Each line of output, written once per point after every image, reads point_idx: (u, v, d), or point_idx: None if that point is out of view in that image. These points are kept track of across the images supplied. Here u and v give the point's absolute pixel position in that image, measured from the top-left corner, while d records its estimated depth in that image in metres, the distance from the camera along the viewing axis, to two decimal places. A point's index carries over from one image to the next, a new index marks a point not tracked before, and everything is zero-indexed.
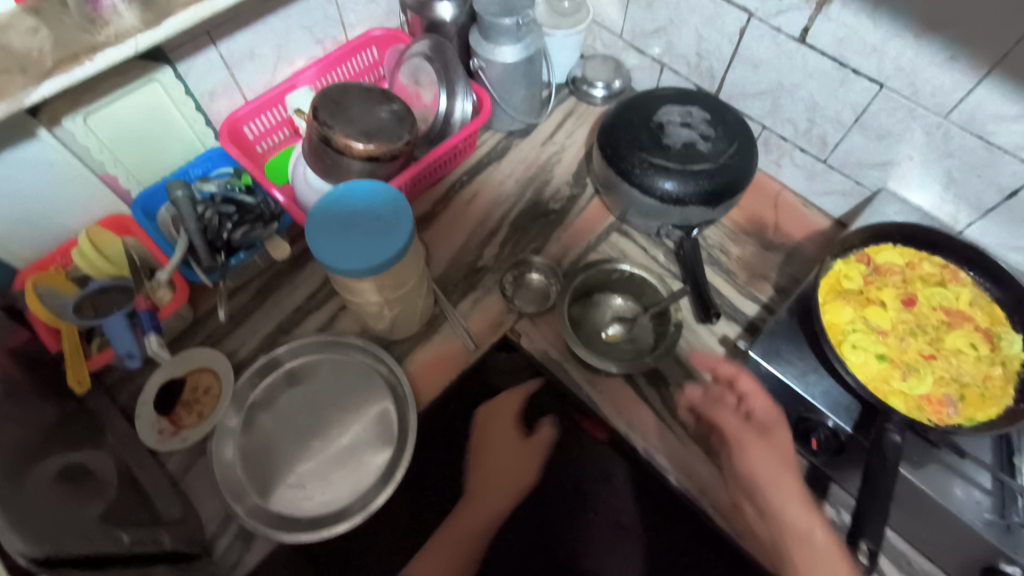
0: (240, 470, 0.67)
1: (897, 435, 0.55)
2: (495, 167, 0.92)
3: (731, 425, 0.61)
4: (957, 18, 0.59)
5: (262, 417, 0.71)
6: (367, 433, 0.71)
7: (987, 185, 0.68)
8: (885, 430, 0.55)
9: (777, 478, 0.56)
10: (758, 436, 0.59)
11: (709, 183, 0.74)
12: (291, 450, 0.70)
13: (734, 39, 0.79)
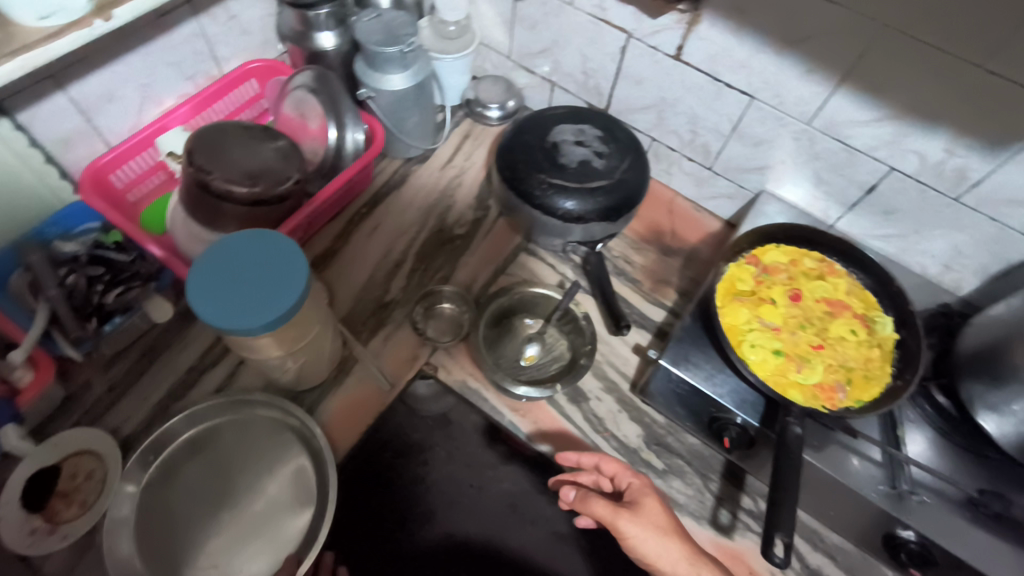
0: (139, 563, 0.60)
1: (797, 426, 0.58)
2: (395, 196, 0.90)
3: (602, 514, 0.62)
4: (807, 36, 0.64)
5: (163, 495, 0.64)
6: (283, 494, 0.66)
7: (850, 182, 0.75)
8: (787, 423, 0.58)
9: (666, 558, 0.59)
10: (631, 513, 0.61)
11: (606, 198, 0.76)
12: (199, 527, 0.63)
13: (616, 58, 0.82)
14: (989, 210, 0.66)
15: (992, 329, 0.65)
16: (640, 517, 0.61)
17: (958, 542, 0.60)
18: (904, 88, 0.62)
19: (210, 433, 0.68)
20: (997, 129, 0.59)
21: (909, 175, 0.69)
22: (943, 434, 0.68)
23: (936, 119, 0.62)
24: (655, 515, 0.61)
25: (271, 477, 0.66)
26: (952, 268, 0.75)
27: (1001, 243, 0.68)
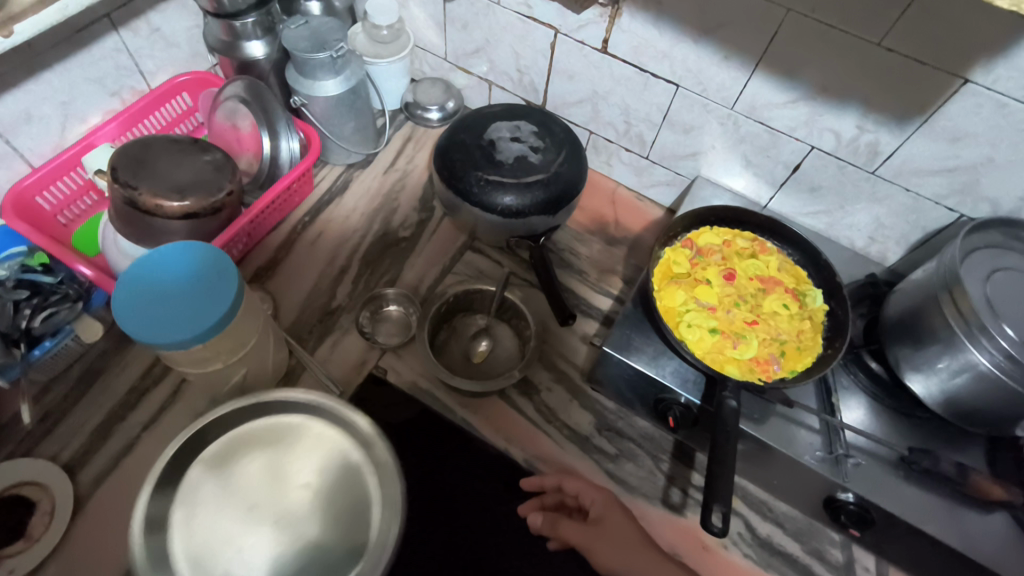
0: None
1: (733, 400, 0.60)
2: (338, 202, 0.90)
3: (572, 537, 0.67)
4: (721, 24, 0.67)
5: (204, 496, 0.50)
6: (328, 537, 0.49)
7: (776, 163, 0.77)
8: (723, 397, 0.60)
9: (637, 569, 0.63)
10: (591, 534, 0.66)
11: (544, 192, 0.77)
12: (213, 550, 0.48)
13: (547, 54, 0.83)
14: (903, 181, 0.69)
15: (911, 295, 0.68)
16: (597, 535, 0.65)
17: (893, 499, 0.63)
18: (813, 69, 0.65)
19: (230, 446, 0.52)
20: (900, 103, 0.63)
21: (828, 153, 0.72)
22: (875, 398, 0.71)
23: (845, 98, 0.65)
24: (613, 529, 0.65)
25: (296, 503, 0.50)
26: (877, 239, 0.78)
27: (916, 212, 0.72)
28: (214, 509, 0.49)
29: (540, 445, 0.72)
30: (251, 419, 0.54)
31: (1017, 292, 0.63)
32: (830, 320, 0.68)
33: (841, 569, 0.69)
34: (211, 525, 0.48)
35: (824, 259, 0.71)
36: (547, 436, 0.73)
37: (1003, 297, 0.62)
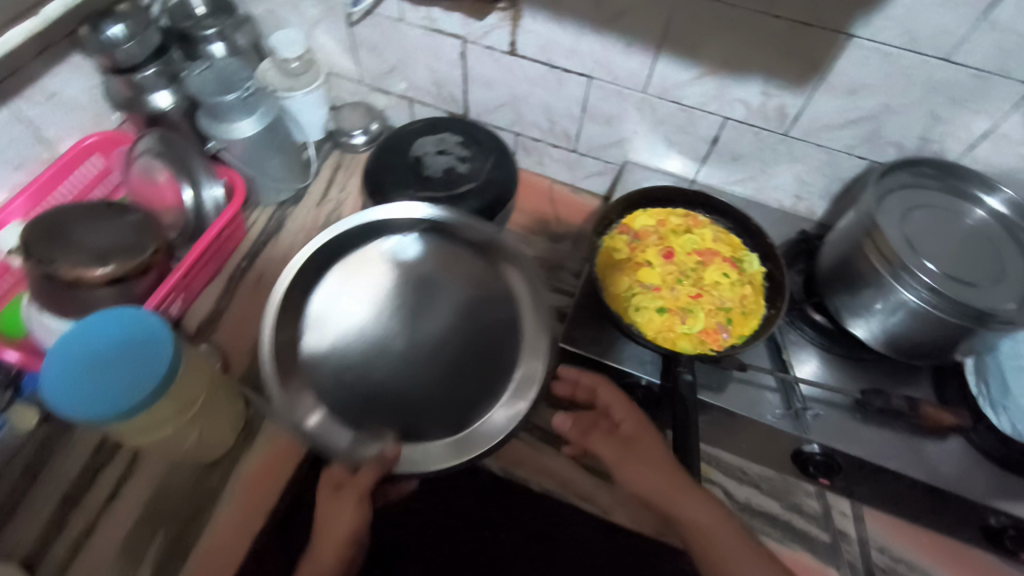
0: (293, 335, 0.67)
1: (688, 373, 0.61)
2: (275, 241, 0.88)
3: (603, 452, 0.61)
4: (618, 13, 0.68)
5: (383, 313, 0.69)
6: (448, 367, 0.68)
7: (696, 138, 0.80)
8: (679, 373, 0.61)
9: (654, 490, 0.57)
10: (622, 452, 0.60)
11: (472, 256, 0.74)
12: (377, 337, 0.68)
13: (460, 64, 0.83)
14: (814, 138, 0.72)
15: (840, 244, 0.71)
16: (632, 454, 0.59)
17: (854, 442, 0.66)
18: (711, 45, 0.67)
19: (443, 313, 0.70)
20: (796, 65, 0.65)
21: (742, 121, 0.74)
22: (823, 347, 0.74)
23: (746, 67, 0.68)
24: (648, 450, 0.59)
25: (440, 357, 0.68)
26: (802, 197, 0.81)
27: (832, 166, 0.75)
28: (358, 292, 0.70)
29: (513, 450, 0.72)
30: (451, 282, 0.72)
31: (932, 226, 0.66)
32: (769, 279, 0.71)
33: (820, 518, 0.71)
34: (356, 302, 0.70)
35: (755, 225, 0.73)
36: (520, 440, 0.73)
37: (921, 233, 0.65)
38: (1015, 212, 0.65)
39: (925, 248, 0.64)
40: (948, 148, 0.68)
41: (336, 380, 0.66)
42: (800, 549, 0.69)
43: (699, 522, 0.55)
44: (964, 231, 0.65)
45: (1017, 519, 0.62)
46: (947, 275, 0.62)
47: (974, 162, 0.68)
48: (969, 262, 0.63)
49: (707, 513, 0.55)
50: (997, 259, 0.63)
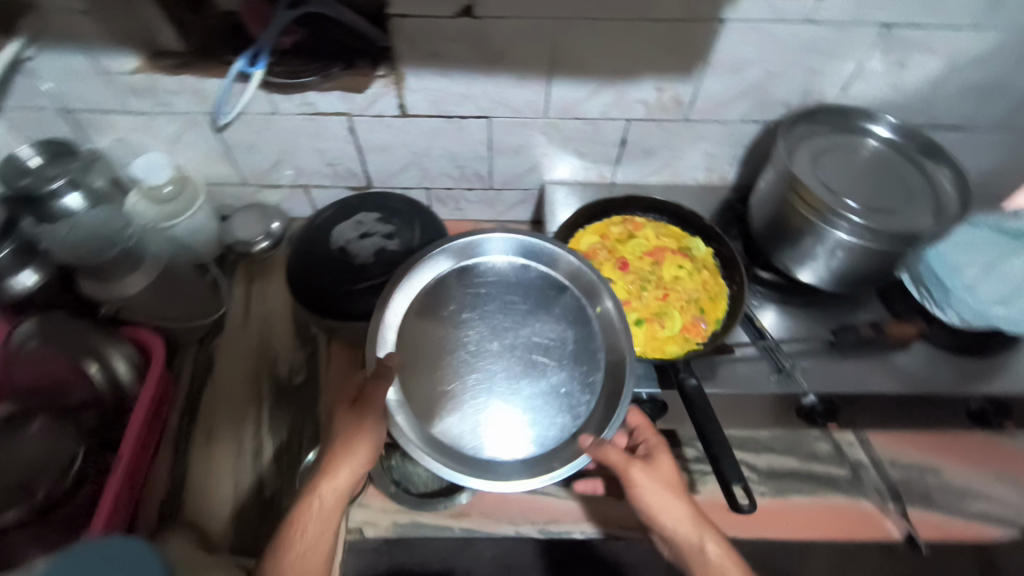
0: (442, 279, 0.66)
1: (692, 378, 0.62)
2: (213, 383, 0.79)
3: (615, 461, 0.57)
4: (503, 52, 0.66)
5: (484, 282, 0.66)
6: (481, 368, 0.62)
7: (606, 144, 0.81)
8: (683, 379, 0.62)
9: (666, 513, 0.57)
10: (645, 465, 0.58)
11: (563, 300, 0.67)
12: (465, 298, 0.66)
13: (350, 139, 0.78)
14: (712, 116, 0.76)
15: (767, 204, 0.74)
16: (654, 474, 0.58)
17: (843, 381, 0.70)
18: (599, 59, 0.68)
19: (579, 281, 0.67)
20: (681, 58, 0.68)
21: (644, 119, 0.76)
22: (782, 301, 0.78)
23: (637, 70, 0.69)
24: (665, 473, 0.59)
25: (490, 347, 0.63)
26: (715, 168, 0.85)
27: (734, 135, 0.79)
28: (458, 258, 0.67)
29: (545, 508, 0.70)
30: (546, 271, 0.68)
31: (840, 166, 0.71)
32: (720, 258, 0.74)
33: (835, 457, 0.75)
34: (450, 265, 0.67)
35: (690, 213, 0.76)
36: (547, 495, 0.71)
37: (833, 175, 0.70)
38: (902, 134, 0.72)
39: (842, 187, 0.69)
40: (829, 93, 0.73)
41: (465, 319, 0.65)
42: (831, 493, 0.73)
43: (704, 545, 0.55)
44: (867, 164, 0.71)
45: (992, 398, 0.70)
46: (869, 208, 0.67)
47: (850, 99, 0.74)
48: (882, 190, 0.68)
49: (712, 539, 0.56)
50: (903, 182, 0.69)
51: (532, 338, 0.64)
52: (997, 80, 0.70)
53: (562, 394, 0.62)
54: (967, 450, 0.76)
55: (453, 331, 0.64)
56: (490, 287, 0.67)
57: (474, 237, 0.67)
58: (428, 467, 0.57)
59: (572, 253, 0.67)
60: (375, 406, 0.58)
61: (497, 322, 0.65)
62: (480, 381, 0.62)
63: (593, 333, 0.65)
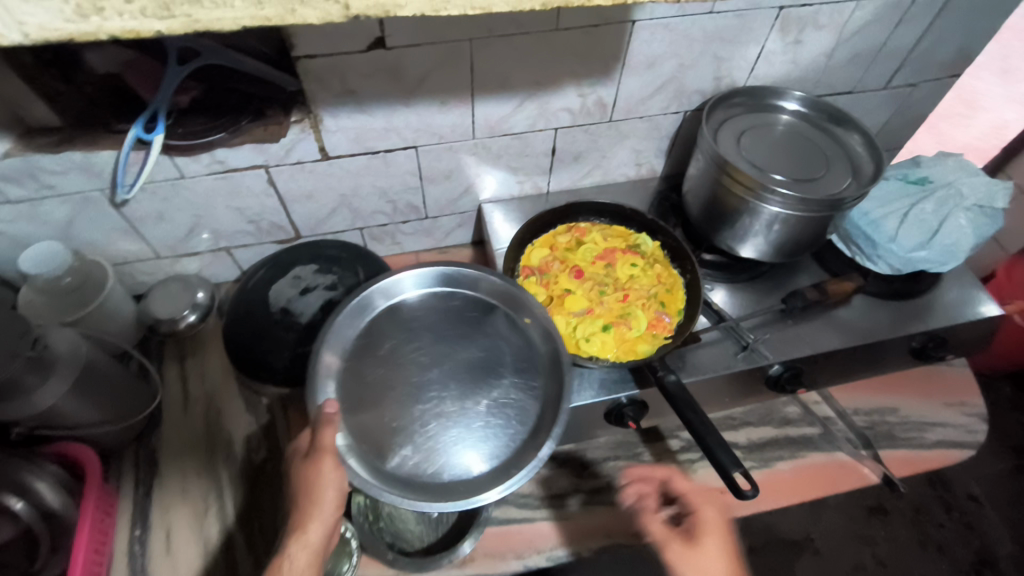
0: (363, 326, 0.66)
1: (669, 373, 0.61)
2: (163, 483, 0.71)
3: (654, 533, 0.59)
4: (422, 80, 0.64)
5: (411, 321, 0.67)
6: (431, 401, 0.62)
7: (536, 156, 0.80)
8: (661, 377, 0.61)
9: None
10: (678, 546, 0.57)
11: (493, 319, 0.68)
12: (395, 337, 0.66)
13: (271, 192, 0.73)
14: (634, 113, 0.77)
15: (701, 190, 0.76)
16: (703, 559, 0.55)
17: (801, 345, 0.72)
18: (521, 75, 0.67)
19: (499, 290, 0.69)
20: (599, 62, 0.68)
21: (570, 126, 0.76)
22: (731, 279, 0.80)
23: (558, 80, 0.69)
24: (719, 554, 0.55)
25: (433, 379, 0.63)
26: (643, 162, 0.87)
27: (656, 129, 0.81)
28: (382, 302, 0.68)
29: (548, 533, 0.68)
30: (465, 295, 0.70)
31: (759, 144, 0.74)
32: (666, 248, 0.76)
33: (805, 417, 0.79)
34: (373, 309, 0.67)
35: (632, 211, 0.78)
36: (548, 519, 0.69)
37: (755, 152, 0.73)
38: (809, 106, 0.77)
39: (765, 163, 0.72)
40: (737, 76, 0.77)
41: (400, 360, 0.64)
42: (810, 452, 0.76)
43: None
44: (783, 139, 0.74)
45: (930, 333, 0.75)
46: (794, 178, 0.70)
47: (756, 80, 0.78)
48: (798, 159, 0.72)
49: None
50: (816, 150, 0.73)
51: (467, 360, 0.65)
52: (878, 45, 0.76)
53: (508, 405, 0.63)
54: (915, 385, 0.82)
55: (388, 368, 0.64)
56: (417, 321, 0.67)
57: (388, 279, 0.68)
58: (392, 503, 0.54)
59: (488, 272, 0.69)
60: (328, 453, 0.55)
61: (429, 351, 0.65)
62: (424, 410, 0.61)
63: (528, 343, 0.67)
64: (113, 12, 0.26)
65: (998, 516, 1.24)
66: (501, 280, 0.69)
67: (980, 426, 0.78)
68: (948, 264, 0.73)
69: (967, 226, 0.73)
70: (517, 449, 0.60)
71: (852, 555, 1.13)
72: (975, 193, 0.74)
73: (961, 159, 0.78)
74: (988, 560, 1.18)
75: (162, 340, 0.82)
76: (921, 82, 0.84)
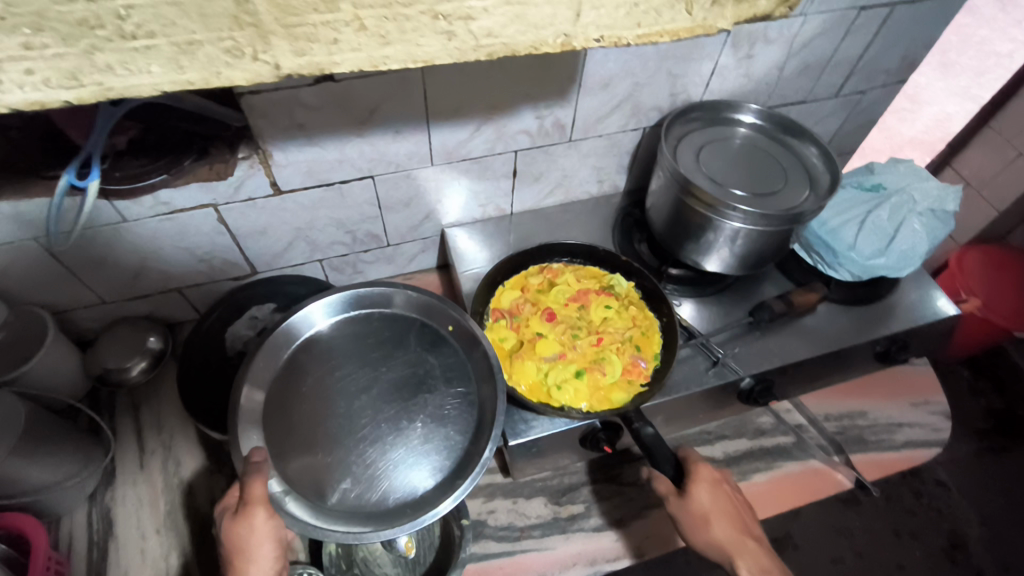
0: (278, 366, 0.63)
1: (646, 425, 0.61)
2: (118, 545, 0.67)
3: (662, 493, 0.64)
4: (374, 110, 0.62)
5: (331, 352, 0.65)
6: (365, 428, 0.61)
7: (497, 179, 0.79)
8: (639, 430, 0.61)
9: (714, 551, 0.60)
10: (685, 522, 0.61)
11: (414, 335, 0.68)
12: (314, 372, 0.64)
13: (221, 229, 0.69)
14: (594, 132, 0.77)
15: (663, 206, 0.76)
16: (709, 525, 0.60)
17: (770, 356, 0.72)
18: (475, 101, 0.66)
19: (418, 304, 0.69)
20: (555, 84, 0.67)
21: (530, 148, 0.75)
22: (699, 292, 0.79)
23: (513, 103, 0.68)
24: (719, 518, 0.60)
25: (362, 407, 0.62)
26: (605, 178, 0.86)
27: (616, 146, 0.81)
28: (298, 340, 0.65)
29: (529, 566, 0.66)
30: (384, 317, 0.69)
31: (715, 157, 0.74)
32: (643, 288, 0.75)
33: (778, 426, 0.79)
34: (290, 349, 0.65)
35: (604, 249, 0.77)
36: (528, 552, 0.67)
37: (711, 166, 0.73)
38: (764, 118, 0.78)
39: (721, 176, 0.72)
40: (693, 92, 0.77)
41: (324, 394, 0.63)
42: (785, 462, 0.76)
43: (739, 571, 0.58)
44: (739, 152, 0.75)
45: (892, 337, 0.76)
46: (749, 191, 0.70)
47: (711, 94, 0.79)
48: (747, 171, 0.73)
49: (750, 567, 0.58)
50: (770, 162, 0.74)
51: (392, 381, 0.64)
52: (827, 56, 0.77)
53: (444, 415, 0.62)
54: (880, 387, 0.84)
55: (314, 404, 0.62)
56: (335, 353, 0.65)
57: (299, 314, 0.65)
58: (341, 539, 0.52)
59: (402, 287, 0.68)
60: (260, 503, 0.51)
61: (353, 380, 0.64)
62: (357, 440, 0.60)
63: (453, 352, 0.67)
64: (12, 85, 0.23)
65: (965, 500, 1.28)
66: (416, 293, 0.69)
67: (944, 424, 0.80)
68: (906, 269, 0.75)
69: (920, 230, 0.74)
70: (458, 453, 0.60)
71: (831, 550, 1.15)
72: (926, 198, 0.76)
73: (911, 163, 0.80)
74: (958, 544, 1.21)
75: (112, 390, 0.77)
76: (869, 89, 0.86)
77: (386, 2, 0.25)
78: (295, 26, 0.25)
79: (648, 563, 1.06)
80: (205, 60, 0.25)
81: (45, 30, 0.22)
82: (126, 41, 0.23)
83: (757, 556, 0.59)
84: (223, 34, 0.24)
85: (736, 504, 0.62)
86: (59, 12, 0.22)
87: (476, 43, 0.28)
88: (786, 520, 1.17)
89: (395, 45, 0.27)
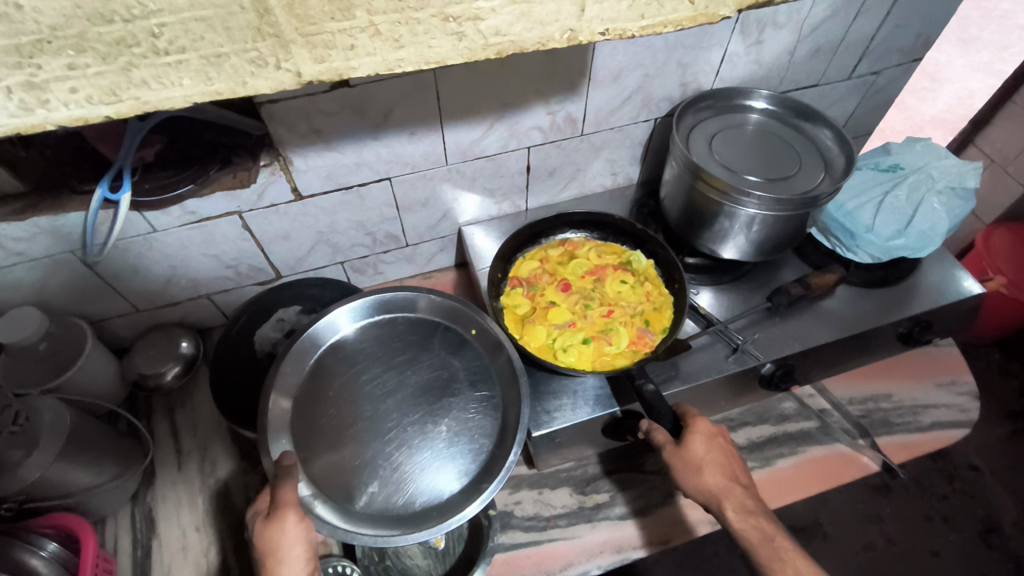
0: (307, 366, 0.65)
1: (647, 380, 0.63)
2: (162, 541, 0.70)
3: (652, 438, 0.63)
4: (390, 112, 0.64)
5: (353, 356, 0.67)
6: (392, 434, 0.62)
7: (511, 176, 0.80)
8: (640, 385, 0.62)
9: (708, 492, 0.59)
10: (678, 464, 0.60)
11: (438, 338, 0.70)
12: (340, 375, 0.66)
13: (246, 235, 0.72)
14: (605, 125, 0.77)
15: (678, 196, 0.76)
16: (699, 474, 0.59)
17: (791, 342, 0.72)
18: (488, 98, 0.67)
19: (439, 308, 0.71)
20: (565, 80, 0.68)
21: (542, 144, 0.76)
22: (715, 280, 0.79)
23: (525, 100, 0.69)
24: (713, 468, 0.60)
25: (389, 412, 0.64)
26: (618, 170, 0.87)
27: (628, 138, 0.81)
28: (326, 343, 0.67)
29: (557, 555, 0.67)
30: (408, 321, 0.71)
31: (730, 145, 0.74)
32: (659, 261, 0.77)
33: (801, 411, 0.79)
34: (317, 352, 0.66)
35: (616, 221, 0.79)
36: (556, 540, 0.68)
37: (726, 155, 0.73)
38: (777, 103, 0.77)
39: (736, 164, 0.72)
40: (702, 81, 0.77)
41: (353, 398, 0.64)
42: (809, 447, 0.76)
43: (728, 518, 0.58)
44: (753, 140, 0.75)
45: (915, 318, 0.75)
46: (765, 177, 0.70)
47: (722, 83, 0.79)
48: (764, 157, 0.73)
49: (736, 510, 0.58)
50: (787, 148, 0.74)
51: (418, 385, 0.66)
52: (838, 38, 0.77)
53: (469, 419, 0.64)
54: (906, 368, 0.83)
55: (340, 408, 0.64)
56: (360, 357, 0.67)
57: (327, 318, 0.67)
58: (369, 543, 0.54)
59: (427, 291, 0.70)
60: (291, 506, 0.52)
61: (380, 384, 0.66)
62: (383, 443, 0.62)
63: (475, 355, 0.68)
64: (58, 103, 0.25)
65: (999, 484, 1.25)
66: (441, 296, 0.70)
67: (972, 404, 0.79)
68: (926, 249, 0.74)
69: (940, 209, 0.73)
70: (486, 454, 0.62)
71: (862, 536, 1.14)
72: (946, 176, 0.75)
73: (930, 142, 0.79)
74: (993, 528, 1.18)
75: (148, 394, 0.81)
76: (884, 69, 0.85)
77: (398, 7, 0.26)
78: (314, 34, 0.26)
79: (675, 552, 1.06)
80: (232, 71, 0.27)
81: (87, 50, 0.24)
82: (160, 56, 0.25)
83: (745, 502, 0.59)
84: (248, 46, 0.26)
85: (730, 457, 0.61)
86: (99, 33, 0.24)
87: (485, 42, 0.29)
88: (815, 506, 1.16)
89: (408, 47, 0.28)
